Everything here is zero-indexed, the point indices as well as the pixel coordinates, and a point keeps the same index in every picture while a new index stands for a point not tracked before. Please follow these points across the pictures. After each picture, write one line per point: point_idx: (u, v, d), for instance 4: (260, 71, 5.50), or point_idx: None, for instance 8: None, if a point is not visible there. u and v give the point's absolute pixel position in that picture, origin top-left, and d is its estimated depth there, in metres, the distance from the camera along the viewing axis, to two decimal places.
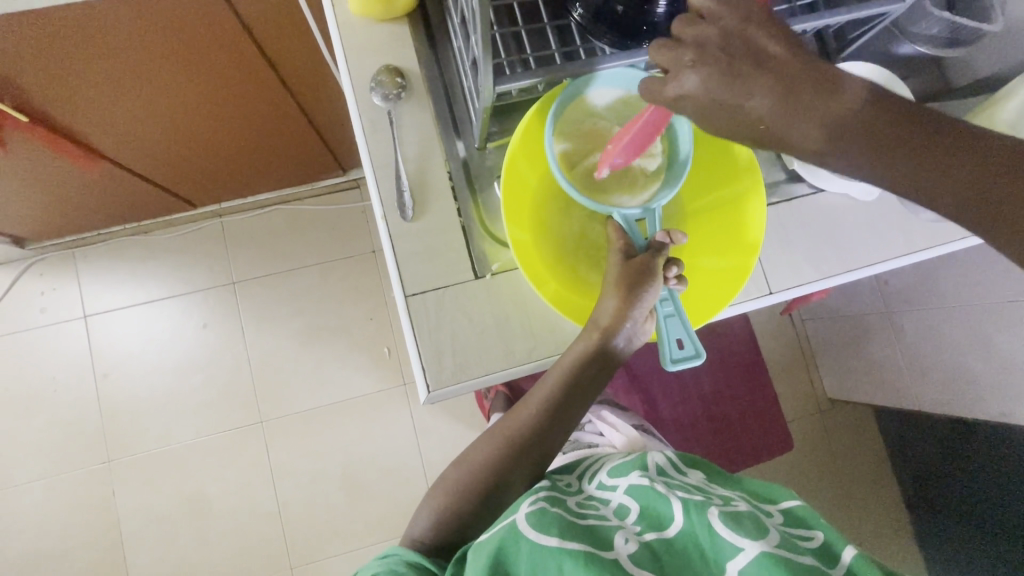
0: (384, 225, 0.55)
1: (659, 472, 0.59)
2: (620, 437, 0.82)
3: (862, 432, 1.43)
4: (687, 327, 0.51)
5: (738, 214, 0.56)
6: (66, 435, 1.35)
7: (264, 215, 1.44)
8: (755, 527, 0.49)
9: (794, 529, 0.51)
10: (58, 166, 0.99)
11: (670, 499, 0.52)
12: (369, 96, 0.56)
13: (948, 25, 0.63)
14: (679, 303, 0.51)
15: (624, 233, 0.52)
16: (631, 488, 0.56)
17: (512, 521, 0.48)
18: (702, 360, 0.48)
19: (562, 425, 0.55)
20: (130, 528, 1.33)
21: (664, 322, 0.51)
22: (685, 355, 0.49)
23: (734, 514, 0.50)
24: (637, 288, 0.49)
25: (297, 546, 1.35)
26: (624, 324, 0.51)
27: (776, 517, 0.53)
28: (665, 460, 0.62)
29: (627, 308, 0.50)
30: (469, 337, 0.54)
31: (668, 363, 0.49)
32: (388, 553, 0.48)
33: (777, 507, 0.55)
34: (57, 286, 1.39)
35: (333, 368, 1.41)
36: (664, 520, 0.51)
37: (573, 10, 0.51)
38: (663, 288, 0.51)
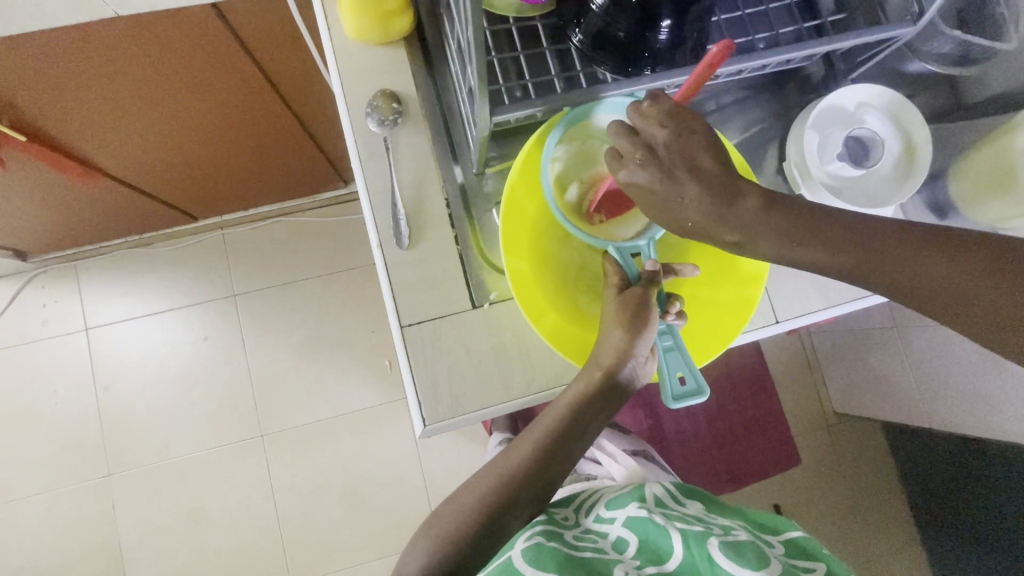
0: (380, 254, 0.53)
1: (658, 504, 0.58)
2: (618, 469, 0.79)
3: (870, 448, 1.41)
4: (689, 361, 0.49)
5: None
6: (65, 449, 1.35)
7: (265, 228, 1.44)
8: (757, 555, 0.47)
9: (798, 560, 0.49)
10: (58, 182, 0.99)
11: (669, 531, 0.51)
12: (365, 121, 0.55)
13: (959, 43, 0.62)
14: (678, 337, 0.50)
15: (622, 266, 0.50)
16: (628, 520, 0.55)
17: (509, 558, 0.50)
18: (706, 397, 0.47)
19: (563, 460, 0.53)
20: (130, 542, 1.32)
21: (664, 357, 0.49)
22: (688, 391, 0.48)
23: (735, 544, 0.49)
24: (639, 322, 0.48)
25: (297, 561, 1.34)
26: (627, 361, 0.49)
27: (778, 547, 0.51)
28: (663, 491, 0.61)
29: (629, 345, 0.48)
30: (467, 369, 0.52)
31: (670, 401, 0.47)
32: None
33: (780, 537, 0.54)
34: (59, 299, 1.39)
35: (333, 380, 1.40)
36: (664, 553, 0.50)
37: (573, 36, 0.50)
38: (663, 322, 0.50)
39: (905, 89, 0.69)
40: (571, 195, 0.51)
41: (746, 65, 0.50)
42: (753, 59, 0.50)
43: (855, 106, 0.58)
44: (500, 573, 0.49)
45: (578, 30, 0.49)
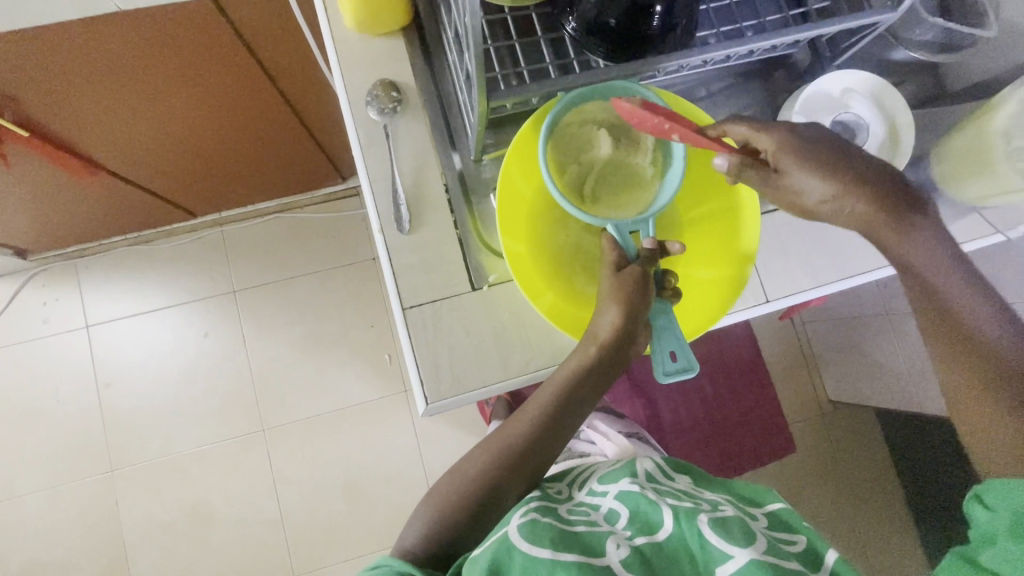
0: (381, 238, 0.55)
1: (648, 479, 0.59)
2: (611, 446, 0.81)
3: (863, 434, 1.43)
4: (681, 339, 0.50)
5: (732, 224, 0.57)
6: (67, 445, 1.36)
7: (263, 224, 1.45)
8: (743, 532, 0.49)
9: (779, 533, 0.51)
10: (60, 179, 1.00)
11: (660, 506, 0.52)
12: (365, 109, 0.57)
13: (941, 29, 0.64)
14: (672, 317, 0.51)
15: (618, 245, 0.51)
16: (620, 494, 0.56)
17: (504, 533, 0.48)
18: (695, 373, 0.48)
19: (559, 437, 0.55)
20: (133, 537, 1.34)
21: (658, 335, 0.51)
22: (678, 368, 0.49)
23: (722, 520, 0.50)
24: (634, 299, 0.50)
25: (300, 553, 1.35)
26: (620, 338, 0.51)
27: (762, 520, 0.53)
28: (654, 466, 0.62)
29: (623, 322, 0.50)
30: (467, 349, 0.54)
31: (660, 376, 0.49)
32: (378, 563, 0.47)
33: (763, 509, 0.55)
34: (60, 296, 1.39)
35: (334, 374, 1.42)
36: (653, 525, 0.51)
37: (567, 23, 0.52)
38: (657, 300, 0.52)
39: (890, 76, 0.70)
40: (571, 173, 0.52)
41: (736, 50, 0.51)
42: (741, 45, 0.51)
43: (841, 91, 0.60)
44: (494, 545, 0.47)
45: (572, 18, 0.50)
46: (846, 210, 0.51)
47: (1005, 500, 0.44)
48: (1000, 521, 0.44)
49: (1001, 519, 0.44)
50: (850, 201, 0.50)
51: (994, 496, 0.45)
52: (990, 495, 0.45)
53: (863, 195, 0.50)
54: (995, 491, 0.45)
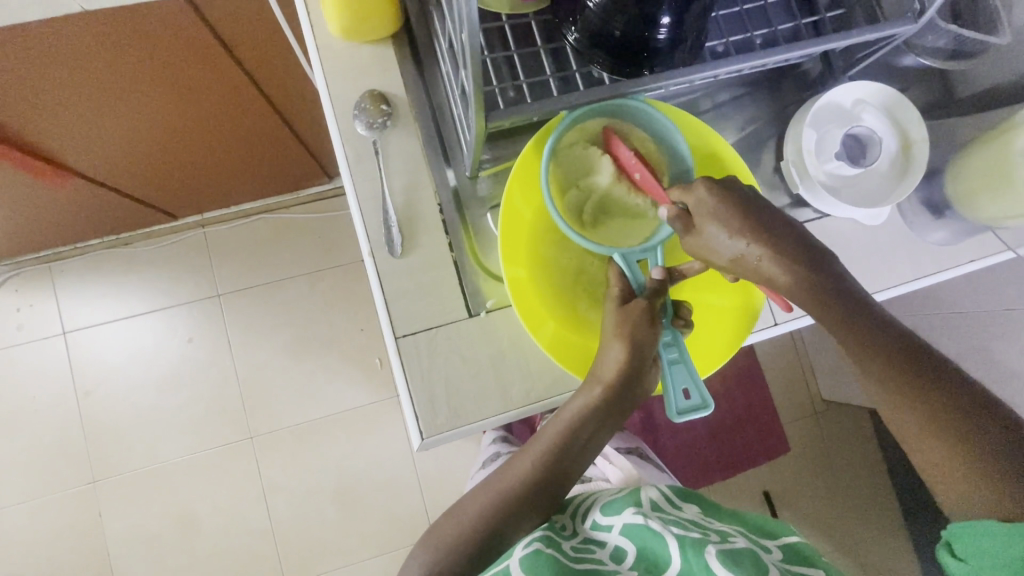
0: (371, 262, 0.52)
1: (653, 508, 0.57)
2: (613, 470, 0.79)
3: (856, 434, 1.43)
4: (694, 374, 0.47)
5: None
6: (47, 456, 1.31)
7: (247, 225, 1.40)
8: (754, 565, 0.47)
9: (795, 566, 0.50)
10: (29, 184, 0.94)
11: (666, 537, 0.51)
12: (352, 124, 0.53)
13: (954, 37, 0.61)
14: (684, 348, 0.48)
15: (626, 274, 0.49)
16: (626, 528, 0.54)
17: (506, 566, 0.48)
18: (710, 412, 0.45)
19: (566, 471, 0.53)
20: (118, 548, 1.30)
21: (670, 369, 0.48)
22: (691, 405, 0.47)
23: (733, 552, 0.49)
24: (641, 332, 0.47)
25: (291, 562, 1.33)
26: (628, 375, 0.48)
27: (776, 552, 0.51)
28: (659, 495, 0.60)
29: (633, 357, 0.47)
30: (464, 381, 0.51)
31: (674, 415, 0.46)
32: None
33: (778, 541, 0.53)
34: (35, 301, 1.34)
35: (323, 380, 1.38)
36: (661, 562, 0.50)
37: (569, 33, 0.48)
38: (668, 332, 0.49)
39: (897, 85, 0.68)
40: (573, 197, 0.49)
41: (748, 64, 0.48)
42: (753, 59, 0.48)
43: (852, 103, 0.57)
44: None
45: (574, 29, 0.47)
46: (749, 263, 0.48)
47: (972, 547, 0.43)
48: (978, 571, 0.43)
49: (978, 569, 0.43)
50: (756, 255, 0.48)
51: (962, 543, 0.44)
52: (959, 544, 0.44)
53: (767, 249, 0.48)
54: (961, 539, 0.44)
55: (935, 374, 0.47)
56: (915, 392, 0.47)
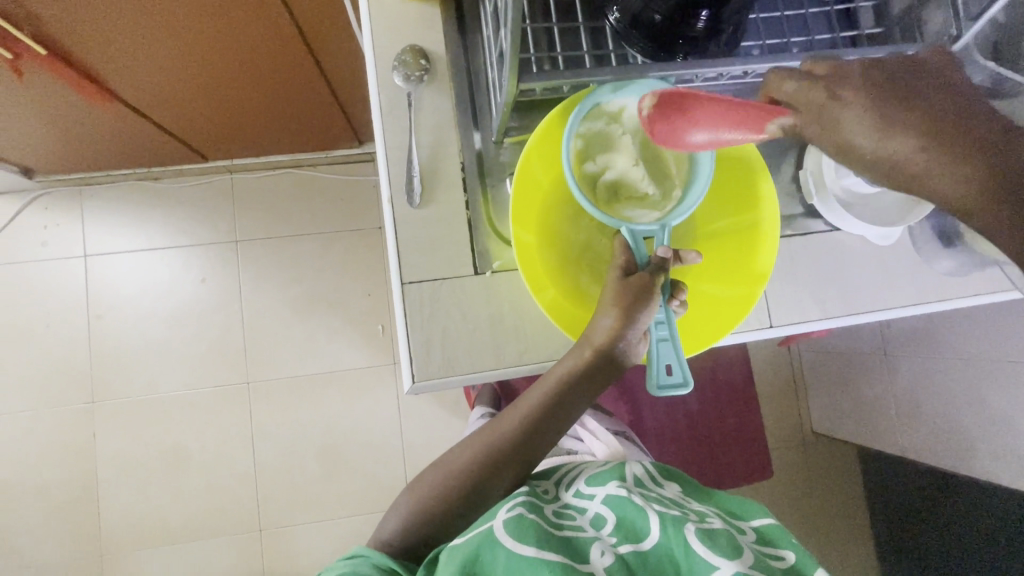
0: (389, 209, 0.53)
1: (636, 483, 0.60)
2: (598, 446, 0.81)
3: (841, 470, 1.44)
4: (679, 353, 0.49)
5: (753, 243, 0.56)
6: (51, 371, 1.35)
7: (275, 177, 1.43)
8: (730, 544, 0.49)
9: (766, 548, 0.52)
10: (74, 103, 0.98)
11: (647, 513, 0.52)
12: (390, 75, 0.55)
13: (991, 73, 0.63)
14: (674, 328, 0.49)
15: (630, 249, 0.50)
16: (608, 498, 0.56)
17: (489, 527, 0.49)
18: (689, 391, 0.48)
19: (547, 431, 0.56)
20: (106, 470, 1.34)
21: (657, 346, 0.49)
22: (673, 381, 0.48)
23: (710, 531, 0.50)
24: (633, 307, 0.48)
25: (269, 510, 1.36)
26: (618, 342, 0.50)
27: (749, 534, 0.53)
28: (642, 471, 0.63)
29: (623, 327, 0.49)
30: (461, 334, 0.53)
31: (655, 388, 0.48)
32: (355, 553, 0.52)
33: (750, 523, 0.55)
34: (62, 221, 1.38)
35: (326, 338, 1.41)
36: (640, 532, 0.51)
37: (610, 13, 0.50)
38: (659, 310, 0.49)
39: None
40: (590, 170, 0.50)
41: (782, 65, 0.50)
42: (790, 58, 0.50)
43: None
44: (480, 541, 0.48)
45: (616, 9, 0.49)
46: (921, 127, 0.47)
47: None
48: None
49: None
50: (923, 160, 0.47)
51: None
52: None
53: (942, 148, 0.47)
54: None
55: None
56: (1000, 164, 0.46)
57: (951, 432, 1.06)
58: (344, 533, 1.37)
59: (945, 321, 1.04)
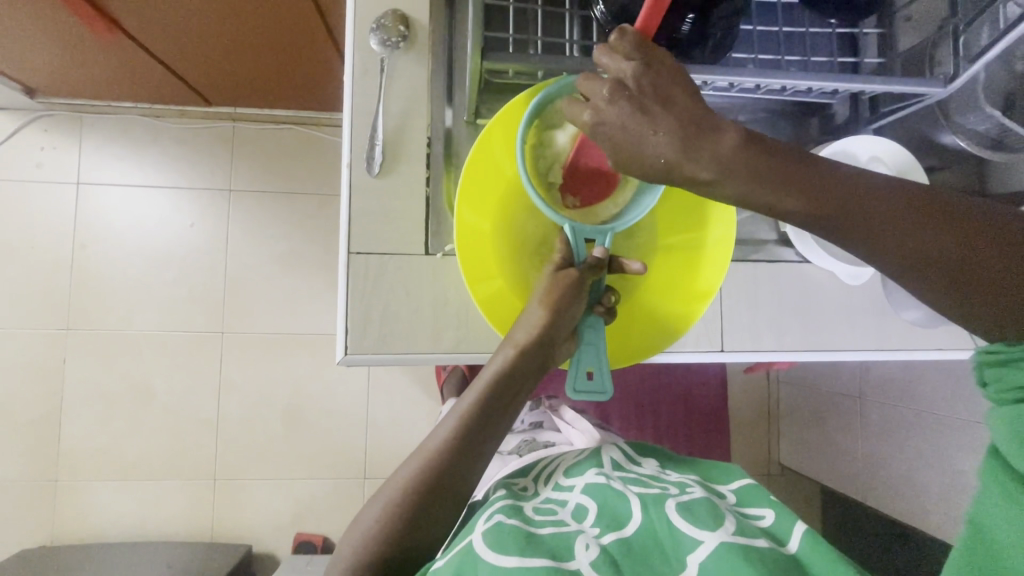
0: (346, 174, 0.52)
1: (615, 467, 0.61)
2: (577, 435, 0.81)
3: (802, 506, 1.43)
4: (601, 358, 0.50)
5: (694, 264, 0.56)
6: (29, 292, 1.35)
7: (275, 131, 1.42)
8: (711, 514, 0.51)
9: (748, 513, 0.55)
10: (75, 29, 0.96)
11: (628, 498, 0.54)
12: (367, 37, 0.53)
13: (997, 124, 0.61)
14: (600, 334, 0.50)
15: (569, 245, 0.49)
16: (587, 488, 0.57)
17: (469, 542, 0.47)
18: (607, 399, 0.48)
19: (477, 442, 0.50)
20: (71, 398, 1.35)
21: (581, 349, 0.50)
22: (592, 388, 0.49)
23: (690, 504, 0.52)
24: (565, 306, 0.48)
25: (226, 460, 1.37)
26: (542, 343, 0.49)
27: (728, 502, 0.56)
28: (620, 454, 0.64)
29: (547, 325, 0.48)
30: (402, 311, 0.52)
31: (570, 392, 0.48)
32: None
33: (728, 493, 0.59)
34: (59, 146, 1.37)
35: (305, 300, 1.41)
36: (622, 519, 0.52)
37: (597, 4, 0.48)
38: (589, 315, 0.50)
39: (929, 158, 0.68)
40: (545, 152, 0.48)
41: (768, 81, 0.49)
42: (777, 76, 0.49)
43: (868, 157, 0.57)
44: (456, 557, 0.46)
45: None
46: (654, 165, 0.41)
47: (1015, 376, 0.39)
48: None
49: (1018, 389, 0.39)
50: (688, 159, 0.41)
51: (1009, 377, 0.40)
52: (994, 369, 0.41)
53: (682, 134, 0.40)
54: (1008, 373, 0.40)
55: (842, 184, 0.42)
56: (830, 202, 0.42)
57: (911, 485, 1.04)
58: (299, 493, 1.38)
59: (923, 373, 1.02)
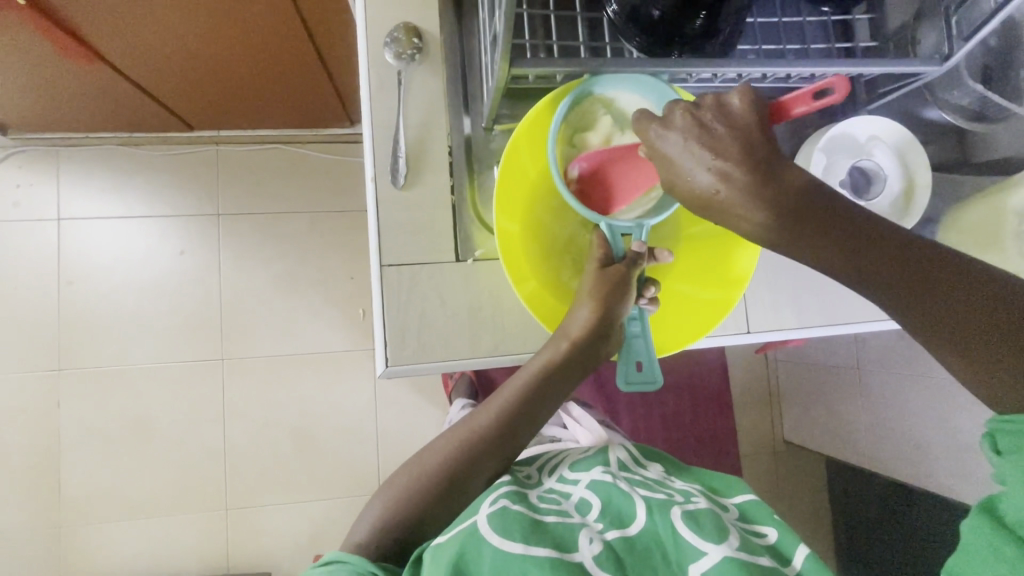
0: (372, 188, 0.52)
1: (620, 468, 0.63)
2: (583, 432, 0.81)
3: (808, 479, 1.48)
4: (649, 350, 0.51)
5: (729, 247, 0.57)
6: (15, 336, 1.31)
7: (261, 152, 1.40)
8: (715, 526, 0.51)
9: (749, 530, 0.55)
10: (53, 59, 0.94)
11: (633, 498, 0.55)
12: (381, 52, 0.53)
13: (978, 97, 0.65)
14: (645, 324, 0.52)
15: (607, 243, 0.51)
16: (592, 483, 0.58)
17: (474, 524, 0.48)
18: (659, 387, 0.49)
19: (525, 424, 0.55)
20: (69, 441, 1.31)
21: (629, 341, 0.51)
22: (643, 379, 0.50)
23: (694, 513, 0.53)
24: (611, 301, 0.50)
25: (237, 489, 1.34)
26: (595, 336, 0.51)
27: (732, 515, 0.57)
28: (626, 454, 0.66)
29: (599, 320, 0.50)
30: (438, 320, 0.52)
31: (622, 384, 0.49)
32: (329, 561, 0.47)
33: (732, 504, 0.60)
34: (35, 183, 1.33)
35: (304, 320, 1.39)
36: (626, 517, 0.53)
37: (609, 5, 0.49)
38: (634, 307, 0.52)
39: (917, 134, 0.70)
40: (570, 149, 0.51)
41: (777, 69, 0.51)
42: (785, 64, 0.51)
43: (867, 137, 0.60)
44: (463, 537, 0.47)
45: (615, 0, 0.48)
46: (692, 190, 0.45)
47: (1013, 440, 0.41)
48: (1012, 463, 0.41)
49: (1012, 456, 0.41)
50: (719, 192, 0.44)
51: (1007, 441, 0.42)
52: (1008, 438, 0.41)
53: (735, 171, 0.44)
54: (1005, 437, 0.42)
55: (875, 241, 0.45)
56: (865, 255, 0.44)
57: (915, 447, 1.08)
58: (314, 515, 1.36)
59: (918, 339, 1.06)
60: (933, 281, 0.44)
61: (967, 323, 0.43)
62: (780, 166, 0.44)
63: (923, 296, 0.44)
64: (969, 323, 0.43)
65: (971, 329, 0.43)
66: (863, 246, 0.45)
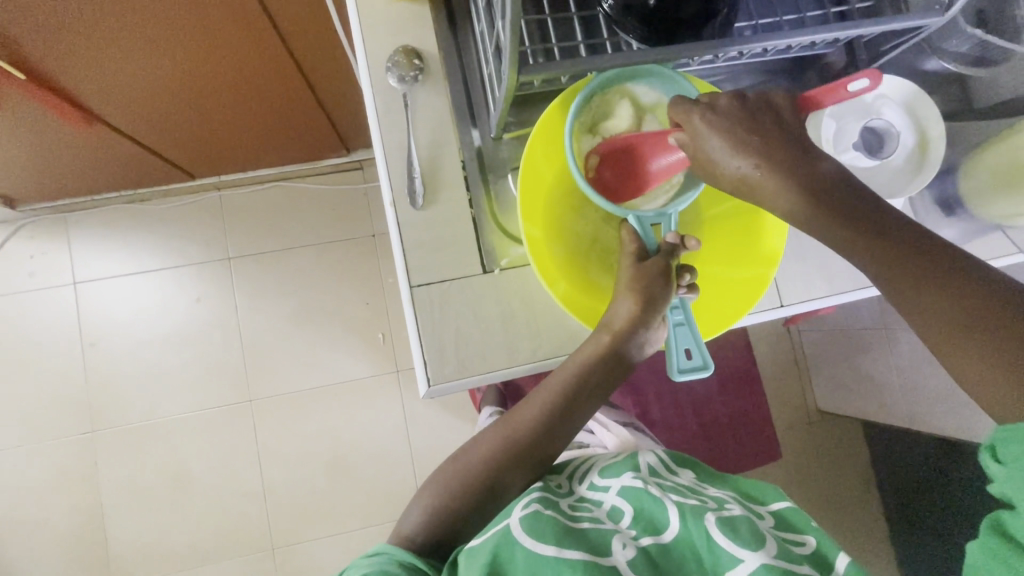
0: (392, 212, 0.53)
1: (652, 474, 0.61)
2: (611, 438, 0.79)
3: (849, 446, 1.46)
4: (696, 337, 0.51)
5: (754, 224, 0.58)
6: (47, 404, 1.32)
7: (264, 191, 1.42)
8: (751, 533, 0.49)
9: (785, 533, 0.53)
10: (52, 127, 0.95)
11: (665, 504, 0.53)
12: (384, 78, 0.54)
13: (977, 42, 0.64)
14: (689, 313, 0.52)
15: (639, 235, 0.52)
16: (623, 490, 0.57)
17: (507, 526, 0.49)
18: (710, 372, 0.50)
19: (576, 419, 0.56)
20: (111, 500, 1.32)
21: (675, 331, 0.51)
22: (694, 365, 0.50)
23: (730, 519, 0.51)
24: (653, 290, 0.50)
25: (279, 527, 1.34)
26: (637, 328, 0.51)
27: (768, 519, 0.54)
28: (657, 461, 0.64)
29: (641, 313, 0.51)
30: (473, 332, 0.52)
31: (676, 373, 0.50)
32: (377, 551, 0.49)
33: (768, 508, 0.57)
34: (48, 250, 1.35)
35: (325, 351, 1.40)
36: (659, 524, 0.52)
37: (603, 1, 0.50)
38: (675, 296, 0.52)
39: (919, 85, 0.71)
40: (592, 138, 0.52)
41: (778, 42, 0.51)
42: (784, 37, 0.51)
43: (874, 97, 0.60)
44: (498, 538, 0.48)
45: None
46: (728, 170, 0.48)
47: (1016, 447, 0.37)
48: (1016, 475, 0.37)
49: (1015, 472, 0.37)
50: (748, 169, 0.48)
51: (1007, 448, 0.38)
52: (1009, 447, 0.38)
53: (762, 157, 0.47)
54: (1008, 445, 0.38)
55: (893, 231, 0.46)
56: (886, 240, 0.45)
57: (952, 400, 1.06)
58: (358, 543, 1.35)
59: None
60: (945, 272, 0.43)
61: (973, 313, 0.41)
62: (795, 149, 0.48)
63: (936, 283, 0.43)
64: (972, 315, 0.41)
65: (976, 322, 0.41)
66: (881, 235, 0.46)
